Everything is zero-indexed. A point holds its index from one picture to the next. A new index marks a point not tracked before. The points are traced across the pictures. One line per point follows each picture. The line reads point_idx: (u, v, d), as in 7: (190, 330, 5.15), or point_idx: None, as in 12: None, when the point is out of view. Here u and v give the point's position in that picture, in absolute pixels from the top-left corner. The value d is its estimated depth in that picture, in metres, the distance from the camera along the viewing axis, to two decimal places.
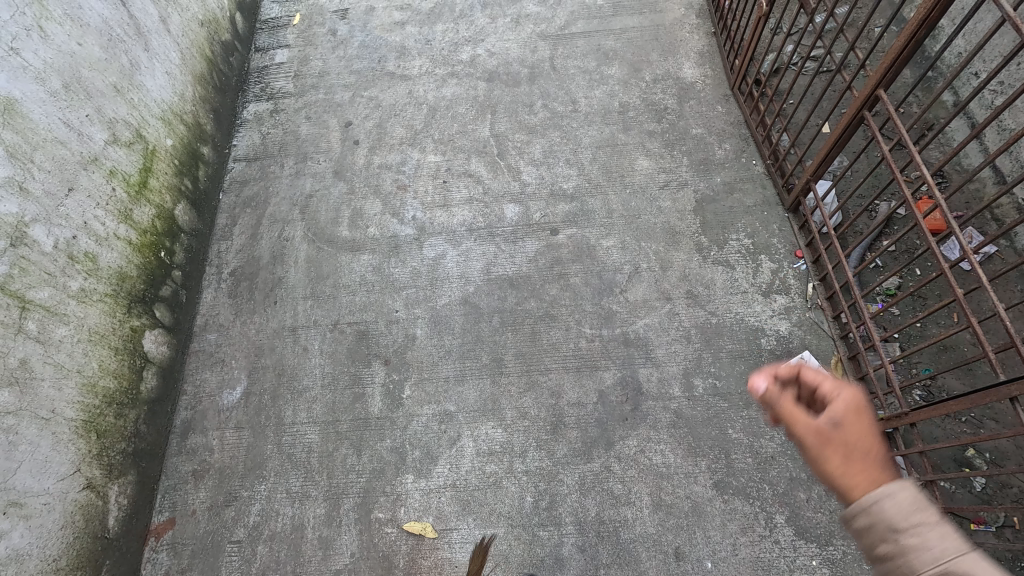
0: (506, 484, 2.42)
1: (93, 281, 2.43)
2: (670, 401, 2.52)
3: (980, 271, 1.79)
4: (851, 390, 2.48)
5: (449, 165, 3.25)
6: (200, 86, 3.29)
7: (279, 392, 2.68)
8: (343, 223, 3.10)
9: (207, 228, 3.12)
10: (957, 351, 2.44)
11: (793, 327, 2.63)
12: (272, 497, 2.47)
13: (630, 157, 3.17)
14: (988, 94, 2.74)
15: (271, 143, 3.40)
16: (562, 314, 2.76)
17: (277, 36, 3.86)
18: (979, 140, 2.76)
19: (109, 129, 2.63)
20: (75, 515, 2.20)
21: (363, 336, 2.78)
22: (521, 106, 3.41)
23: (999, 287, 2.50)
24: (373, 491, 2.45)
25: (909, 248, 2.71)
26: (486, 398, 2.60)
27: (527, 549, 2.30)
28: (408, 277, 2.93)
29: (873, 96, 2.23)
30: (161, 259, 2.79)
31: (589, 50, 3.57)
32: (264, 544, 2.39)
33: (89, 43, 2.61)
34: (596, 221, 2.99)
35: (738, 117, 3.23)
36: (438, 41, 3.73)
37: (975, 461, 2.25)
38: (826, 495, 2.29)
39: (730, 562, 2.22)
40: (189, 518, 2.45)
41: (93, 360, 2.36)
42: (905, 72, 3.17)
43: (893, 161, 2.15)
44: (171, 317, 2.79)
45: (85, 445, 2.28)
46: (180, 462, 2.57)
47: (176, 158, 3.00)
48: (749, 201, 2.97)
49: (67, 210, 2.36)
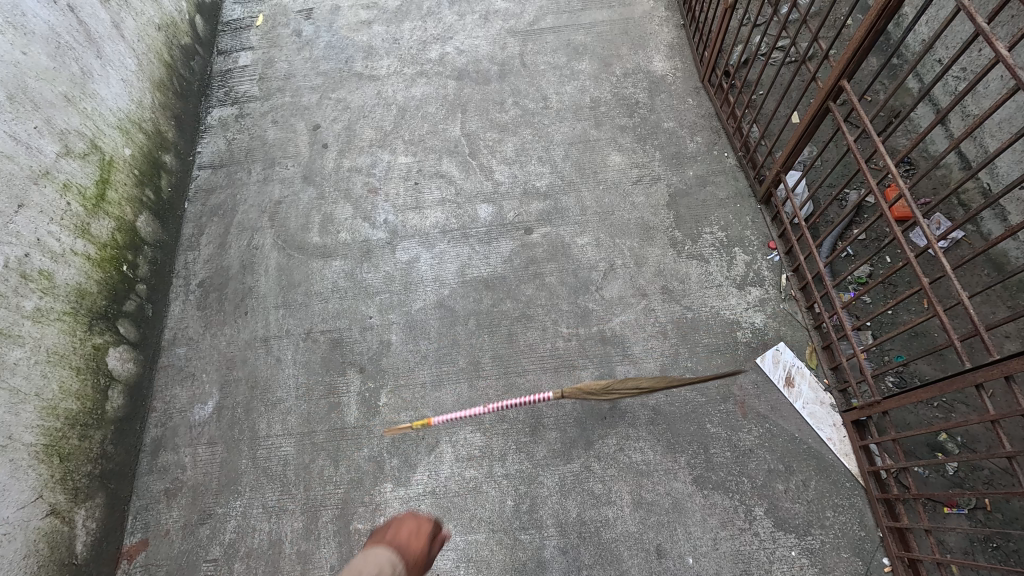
0: (486, 488, 2.39)
1: (50, 300, 2.34)
2: (648, 398, 2.52)
3: (944, 259, 1.80)
4: (826, 379, 2.50)
5: (420, 166, 3.19)
6: (160, 92, 3.20)
7: (252, 404, 2.62)
8: (314, 229, 3.04)
9: (173, 239, 3.03)
10: (928, 337, 2.47)
11: (768, 319, 2.64)
12: (248, 513, 2.41)
13: (603, 153, 3.14)
14: (950, 80, 2.75)
15: (236, 150, 3.32)
16: (538, 314, 2.74)
17: (240, 38, 3.76)
18: (944, 127, 2.78)
19: (60, 141, 2.54)
20: (40, 542, 2.13)
21: (337, 344, 2.73)
22: (491, 104, 3.37)
23: (966, 271, 2.54)
24: (352, 502, 2.40)
25: (880, 236, 2.74)
26: (464, 402, 2.57)
27: (509, 554, 2.28)
28: (381, 282, 2.88)
29: (838, 86, 2.23)
30: (123, 273, 2.70)
31: (559, 45, 3.53)
32: (241, 561, 2.34)
33: (35, 52, 2.51)
34: (571, 218, 2.97)
35: (709, 109, 3.23)
36: (407, 40, 3.66)
37: (947, 445, 2.28)
38: (804, 485, 2.31)
39: (712, 557, 2.23)
40: (162, 538, 2.39)
41: (52, 381, 2.28)
42: (870, 59, 3.19)
43: (858, 151, 2.15)
44: (137, 333, 2.71)
45: (47, 470, 2.21)
46: (152, 481, 2.50)
47: (136, 168, 2.91)
48: (722, 194, 2.96)
49: (18, 226, 2.28)
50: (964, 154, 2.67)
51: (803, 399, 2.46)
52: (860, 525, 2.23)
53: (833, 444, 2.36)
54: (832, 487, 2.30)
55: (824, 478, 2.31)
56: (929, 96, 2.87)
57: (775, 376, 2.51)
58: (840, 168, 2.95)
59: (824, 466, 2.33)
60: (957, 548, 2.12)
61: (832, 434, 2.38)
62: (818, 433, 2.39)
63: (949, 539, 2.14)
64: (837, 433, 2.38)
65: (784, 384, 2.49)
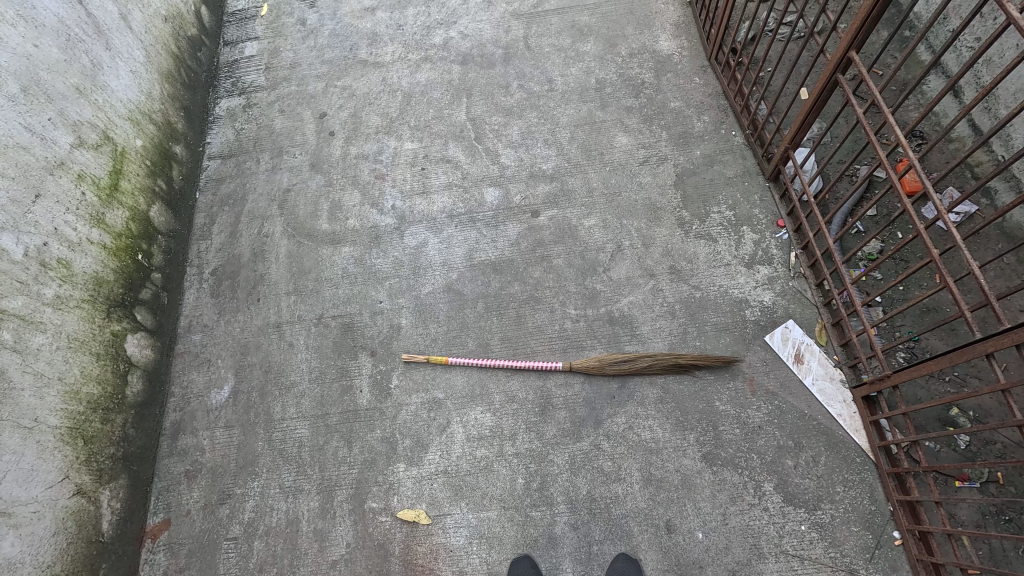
0: (497, 467, 2.43)
1: (69, 288, 2.40)
2: (656, 377, 2.53)
3: (955, 230, 1.78)
4: (836, 355, 2.49)
5: (426, 151, 3.20)
6: (169, 83, 3.23)
7: (267, 388, 2.67)
8: (323, 216, 3.07)
9: (185, 229, 3.08)
10: (939, 312, 2.45)
11: (776, 297, 2.63)
12: (266, 493, 2.48)
13: (610, 134, 3.13)
14: (962, 50, 2.70)
15: (245, 139, 3.35)
16: (546, 296, 2.75)
17: (246, 28, 3.78)
18: (956, 98, 2.73)
19: (74, 132, 2.58)
20: (68, 520, 2.22)
21: (348, 328, 2.77)
22: (496, 88, 3.36)
23: (978, 244, 2.51)
24: (365, 482, 2.45)
25: (890, 212, 2.71)
26: (474, 383, 2.60)
27: (521, 530, 2.32)
28: (390, 267, 2.91)
29: (846, 58, 2.20)
30: (138, 262, 2.76)
31: (563, 27, 3.51)
32: (260, 539, 2.40)
33: (46, 44, 2.55)
34: (577, 200, 2.97)
35: (716, 88, 3.20)
36: (411, 26, 3.65)
37: (959, 419, 2.28)
38: (814, 461, 2.32)
39: (721, 532, 2.25)
40: (184, 517, 2.47)
41: (74, 366, 2.35)
42: (879, 32, 3.13)
43: (867, 124, 2.13)
44: (153, 320, 2.77)
45: (72, 451, 2.28)
46: (172, 463, 2.57)
47: (148, 159, 2.96)
48: (730, 172, 2.94)
49: (36, 217, 2.34)
50: (976, 125, 2.62)
51: (813, 376, 2.45)
52: (870, 499, 2.24)
53: (842, 420, 2.36)
54: (841, 462, 2.30)
55: (834, 454, 2.32)
56: (940, 66, 2.82)
57: (784, 354, 2.50)
58: (850, 144, 2.92)
59: (833, 441, 2.34)
60: (969, 521, 2.12)
61: (842, 410, 2.38)
62: (828, 409, 2.39)
63: (960, 512, 2.14)
64: (847, 409, 2.38)
65: (794, 361, 2.49)
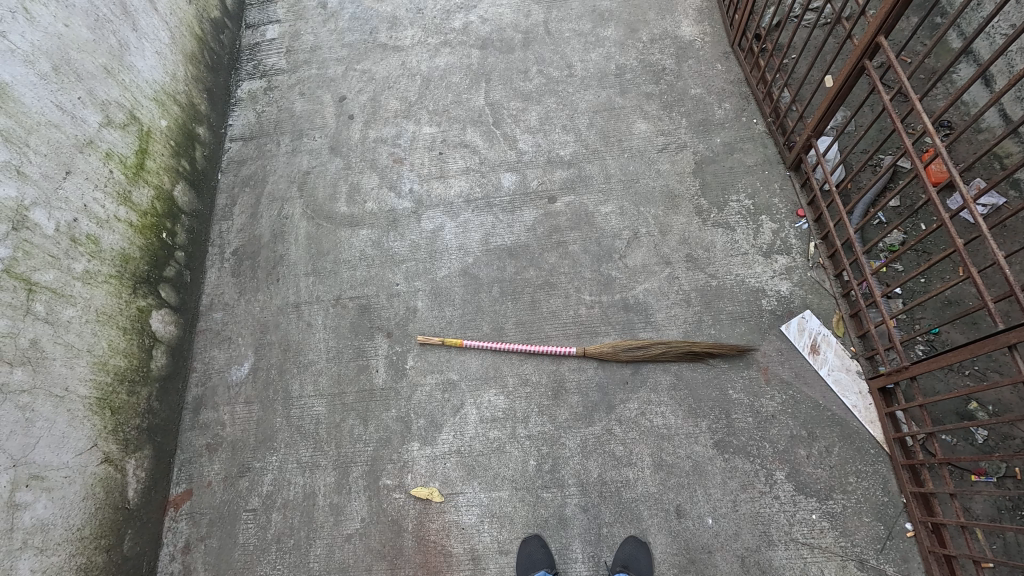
0: (510, 448, 2.46)
1: (97, 263, 2.47)
2: (670, 364, 2.53)
3: (981, 220, 1.74)
4: (853, 347, 2.47)
5: (444, 136, 3.21)
6: (192, 65, 3.27)
7: (286, 366, 2.73)
8: (341, 198, 3.10)
9: (207, 209, 3.14)
10: (960, 304, 2.42)
11: (793, 287, 2.61)
12: (284, 468, 2.54)
13: (629, 120, 3.11)
14: (995, 37, 2.63)
15: (266, 122, 3.39)
16: (561, 282, 2.76)
17: (267, 11, 3.81)
18: (986, 87, 2.66)
19: (102, 111, 2.64)
20: (96, 486, 2.30)
21: (365, 309, 2.81)
22: (515, 72, 3.35)
23: (1003, 237, 2.46)
24: (381, 459, 2.51)
25: (913, 202, 2.67)
26: (487, 366, 2.63)
27: (532, 511, 2.36)
28: (408, 250, 2.93)
29: (874, 43, 2.15)
30: (163, 239, 2.82)
31: (584, 12, 3.48)
32: (278, 511, 2.48)
33: (76, 24, 2.60)
34: (594, 186, 2.96)
35: (738, 75, 3.16)
36: (430, 10, 3.65)
37: (978, 413, 2.26)
38: (827, 451, 2.31)
39: (730, 518, 2.26)
40: (205, 488, 2.55)
41: (102, 340, 2.42)
42: (908, 17, 3.06)
43: (894, 112, 2.08)
44: (177, 297, 2.83)
45: (100, 421, 2.36)
46: (194, 436, 2.66)
47: (172, 139, 3.01)
48: (750, 160, 2.91)
49: (67, 192, 2.40)
50: (1007, 114, 2.56)
51: (828, 367, 2.44)
52: (883, 490, 2.23)
53: (857, 411, 2.35)
54: (855, 453, 2.30)
55: (847, 445, 2.31)
56: (971, 54, 2.74)
57: (799, 344, 2.49)
58: (874, 133, 2.87)
59: (847, 432, 2.33)
60: (983, 515, 2.11)
61: (857, 401, 2.37)
62: (843, 400, 2.38)
63: (975, 506, 2.13)
64: (862, 401, 2.37)
65: (809, 351, 2.47)
